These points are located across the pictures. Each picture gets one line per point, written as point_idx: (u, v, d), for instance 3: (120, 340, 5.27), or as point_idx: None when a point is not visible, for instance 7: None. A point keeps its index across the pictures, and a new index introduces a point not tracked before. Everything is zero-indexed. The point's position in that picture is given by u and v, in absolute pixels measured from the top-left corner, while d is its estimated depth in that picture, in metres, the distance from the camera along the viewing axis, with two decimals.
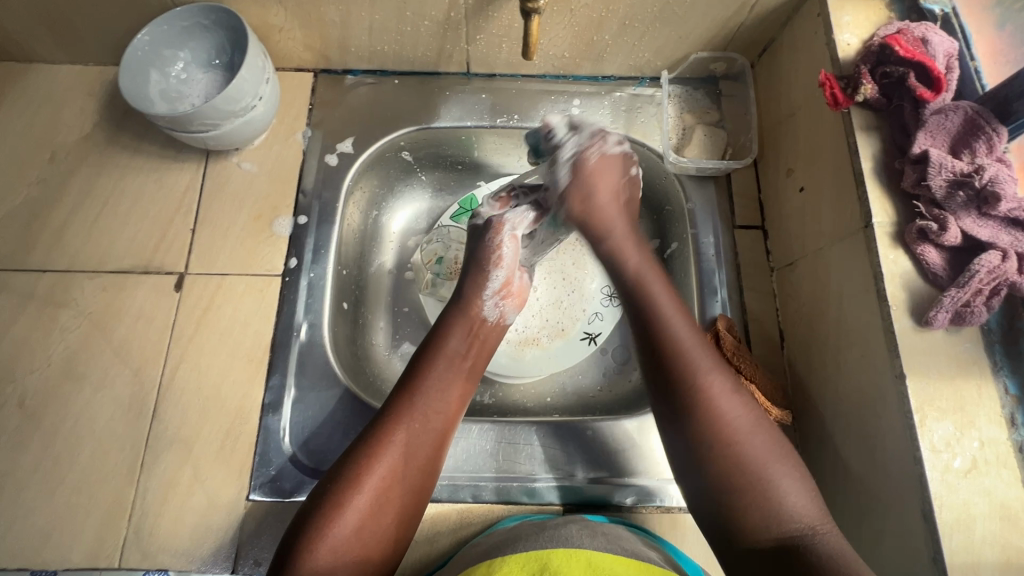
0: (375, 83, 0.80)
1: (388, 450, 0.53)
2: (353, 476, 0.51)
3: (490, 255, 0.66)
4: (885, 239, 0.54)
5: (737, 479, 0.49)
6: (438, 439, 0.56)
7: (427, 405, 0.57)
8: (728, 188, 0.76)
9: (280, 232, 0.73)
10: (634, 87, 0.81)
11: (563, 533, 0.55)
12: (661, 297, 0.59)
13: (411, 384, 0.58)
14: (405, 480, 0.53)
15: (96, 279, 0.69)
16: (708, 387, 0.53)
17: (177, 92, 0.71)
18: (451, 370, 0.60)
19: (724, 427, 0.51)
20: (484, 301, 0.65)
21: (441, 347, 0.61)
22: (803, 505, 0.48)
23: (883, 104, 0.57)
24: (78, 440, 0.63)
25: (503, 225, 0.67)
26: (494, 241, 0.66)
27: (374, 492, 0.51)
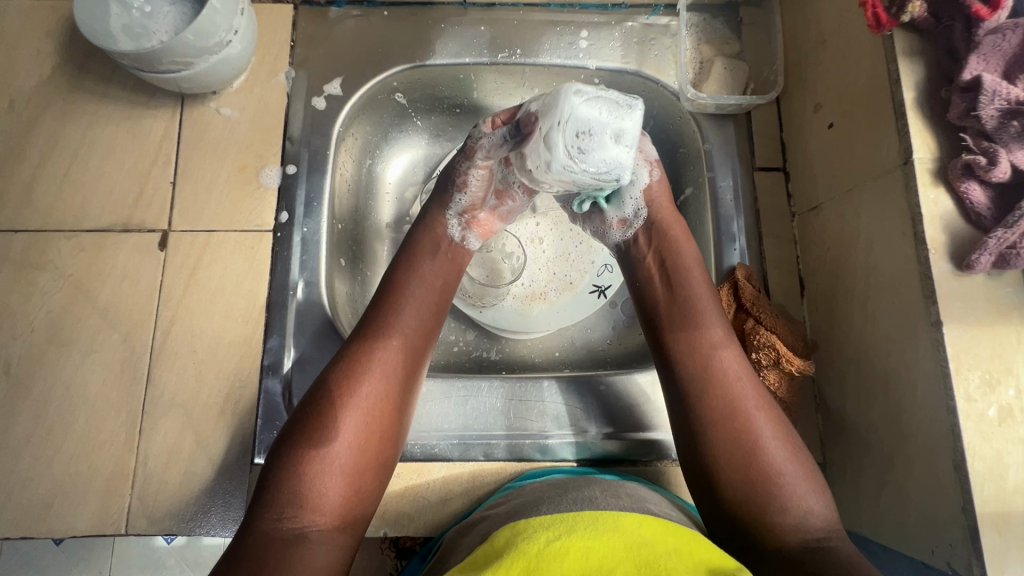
0: (362, 15, 0.72)
1: (351, 417, 0.50)
2: (314, 445, 0.49)
3: (457, 177, 0.65)
4: (925, 177, 0.50)
5: (747, 465, 0.48)
6: (401, 402, 0.54)
7: (390, 368, 0.54)
8: (748, 127, 0.71)
9: (267, 184, 0.67)
10: (647, 16, 0.74)
11: (586, 495, 0.51)
12: (688, 285, 0.58)
13: (373, 346, 0.54)
14: (372, 448, 0.51)
15: (73, 238, 0.65)
16: (727, 374, 0.52)
17: (142, 27, 0.63)
18: (409, 326, 0.57)
19: (741, 413, 0.50)
20: (448, 225, 0.65)
21: (400, 303, 0.58)
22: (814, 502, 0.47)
23: (930, 24, 0.51)
24: (71, 407, 0.61)
25: (475, 151, 0.64)
26: (463, 166, 0.65)
27: (341, 462, 0.49)
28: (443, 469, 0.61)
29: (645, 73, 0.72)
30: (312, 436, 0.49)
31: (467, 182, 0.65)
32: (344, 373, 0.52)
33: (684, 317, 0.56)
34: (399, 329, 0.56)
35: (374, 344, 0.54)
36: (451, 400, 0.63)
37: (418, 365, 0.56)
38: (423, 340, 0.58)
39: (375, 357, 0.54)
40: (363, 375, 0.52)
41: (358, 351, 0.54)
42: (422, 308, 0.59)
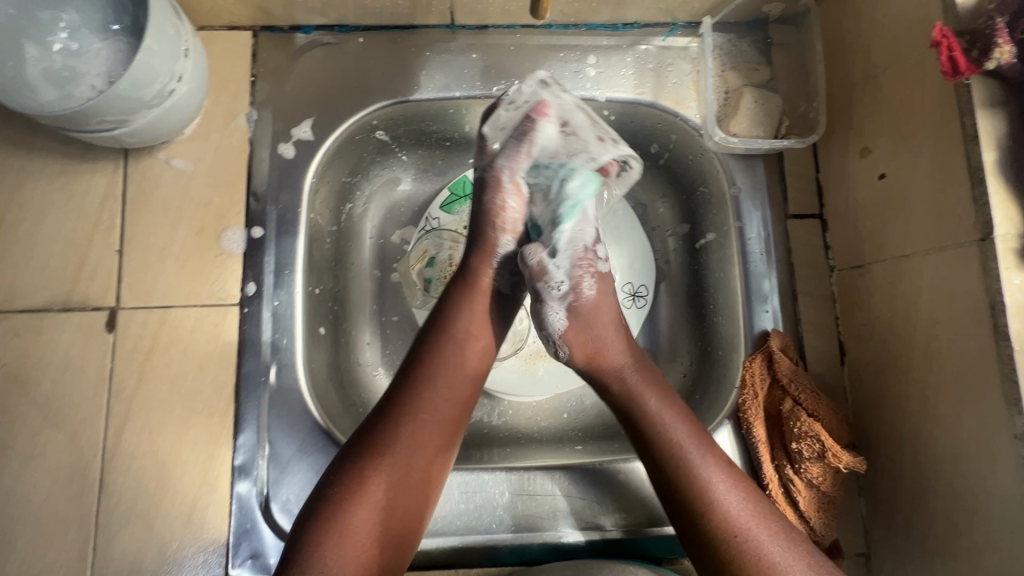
0: (333, 43, 0.62)
1: (372, 498, 0.44)
2: (332, 528, 0.43)
3: (493, 218, 0.55)
4: (1009, 259, 0.42)
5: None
6: (428, 481, 0.47)
7: (422, 442, 0.47)
8: (780, 168, 0.62)
9: (230, 249, 0.58)
10: (663, 37, 0.64)
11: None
12: (653, 399, 0.49)
13: (416, 383, 0.49)
14: (390, 536, 0.45)
15: (5, 322, 0.55)
16: (715, 511, 0.44)
17: (67, 71, 0.53)
18: (446, 392, 0.49)
19: (740, 551, 0.43)
20: (496, 274, 0.54)
21: (435, 365, 0.50)
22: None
23: (1020, 71, 0.42)
24: (12, 523, 0.53)
25: (505, 180, 0.55)
26: (495, 202, 0.55)
27: (359, 551, 0.43)
28: None
29: (662, 105, 0.63)
30: (330, 518, 0.43)
31: (508, 216, 0.55)
32: (370, 443, 0.46)
33: (656, 441, 0.47)
34: (434, 396, 0.49)
35: (405, 412, 0.47)
36: (450, 496, 0.56)
37: (452, 437, 0.49)
38: (461, 408, 0.50)
39: (404, 429, 0.47)
40: (388, 448, 0.46)
41: (386, 420, 0.47)
42: (462, 373, 0.50)
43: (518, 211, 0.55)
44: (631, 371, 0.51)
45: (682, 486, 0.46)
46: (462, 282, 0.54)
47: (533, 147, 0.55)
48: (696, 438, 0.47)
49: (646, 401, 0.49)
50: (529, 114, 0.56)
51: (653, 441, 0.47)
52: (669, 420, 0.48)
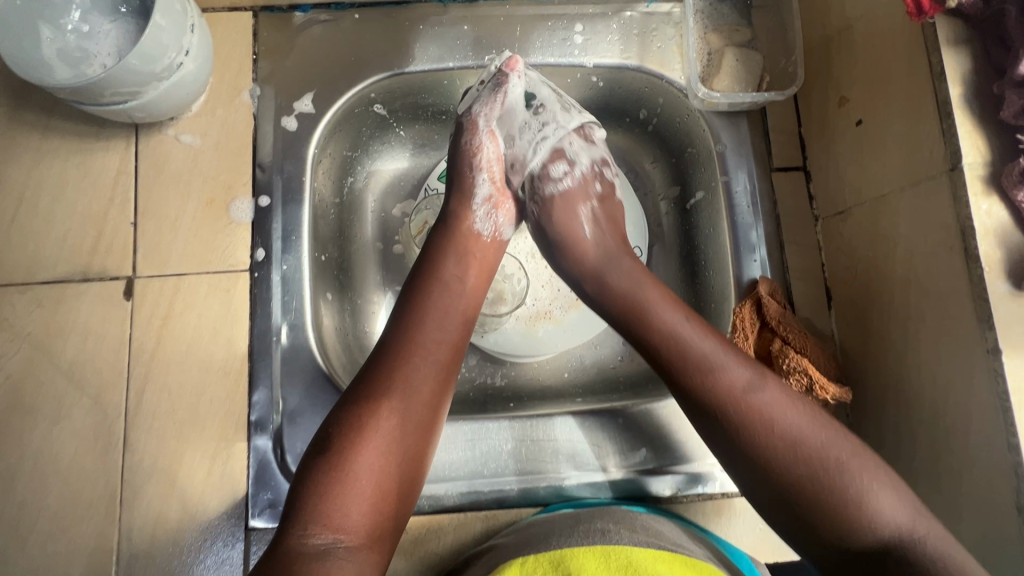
0: (330, 20, 0.65)
1: (376, 438, 0.45)
2: (338, 469, 0.44)
3: (470, 158, 0.60)
4: (977, 185, 0.44)
5: (810, 493, 0.43)
6: (428, 423, 0.48)
7: (418, 385, 0.48)
8: (763, 124, 0.65)
9: (239, 218, 0.61)
10: (647, 3, 0.66)
11: (598, 528, 0.51)
12: (685, 326, 0.50)
13: (404, 337, 0.50)
14: (396, 476, 0.46)
15: (28, 293, 0.58)
16: (753, 420, 0.45)
17: (80, 51, 0.56)
18: (435, 334, 0.51)
19: (783, 449, 0.45)
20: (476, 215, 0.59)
21: (423, 309, 0.52)
22: (892, 511, 0.42)
23: (979, 8, 0.45)
24: (43, 481, 0.55)
25: (476, 122, 0.60)
26: (472, 144, 0.60)
27: (366, 489, 0.44)
28: (453, 521, 0.57)
29: (648, 68, 0.66)
30: (334, 461, 0.44)
31: (485, 159, 0.60)
32: (366, 390, 0.47)
33: (689, 364, 0.48)
34: (424, 338, 0.51)
35: (399, 354, 0.49)
36: (458, 444, 0.59)
37: (446, 377, 0.51)
38: (452, 349, 0.52)
39: (400, 372, 0.48)
40: (386, 391, 0.47)
41: (381, 365, 0.49)
42: (450, 317, 0.53)
43: (494, 153, 0.60)
44: (657, 304, 0.52)
45: (722, 400, 0.47)
46: (448, 226, 0.58)
47: (505, 98, 0.60)
48: (731, 358, 0.48)
49: (673, 325, 0.50)
50: (500, 70, 0.60)
51: (688, 365, 0.48)
52: (700, 344, 0.49)
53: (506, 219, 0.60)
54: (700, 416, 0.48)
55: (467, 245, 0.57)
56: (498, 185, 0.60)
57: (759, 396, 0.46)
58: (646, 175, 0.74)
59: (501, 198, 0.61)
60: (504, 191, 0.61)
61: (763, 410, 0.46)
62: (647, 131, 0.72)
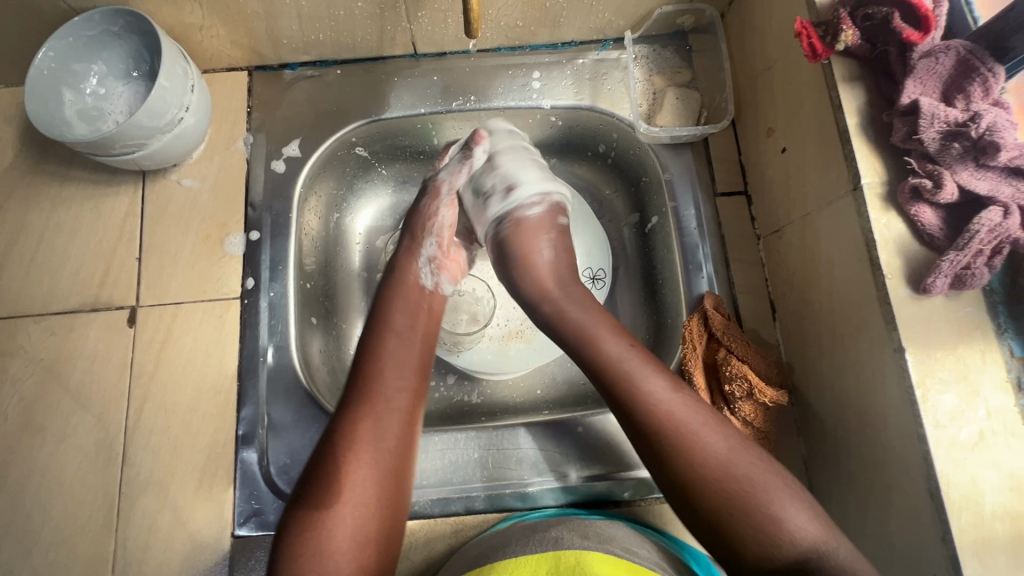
0: (316, 76, 0.73)
1: (348, 497, 0.48)
2: (315, 532, 0.47)
3: (427, 221, 0.66)
4: (875, 202, 0.50)
5: (734, 512, 0.47)
6: (397, 475, 0.52)
7: (387, 432, 0.52)
8: (706, 154, 0.71)
9: (233, 251, 0.68)
10: (597, 52, 0.74)
11: (552, 536, 0.52)
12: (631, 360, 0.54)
13: (365, 384, 0.54)
14: (373, 530, 0.49)
15: (43, 322, 0.65)
16: (694, 452, 0.49)
17: (97, 110, 0.65)
18: (394, 383, 0.55)
19: (711, 472, 0.48)
20: (421, 272, 0.63)
21: (378, 361, 0.56)
22: (803, 527, 0.46)
23: (866, 50, 0.52)
24: (48, 494, 0.60)
25: (440, 188, 0.67)
26: (432, 208, 0.66)
27: (345, 548, 0.47)
28: (424, 526, 0.61)
29: (600, 108, 0.73)
30: (311, 527, 0.47)
31: (439, 222, 0.66)
32: (333, 452, 0.50)
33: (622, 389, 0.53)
34: (382, 391, 0.54)
35: (361, 410, 0.52)
36: (428, 454, 0.63)
37: (409, 424, 0.54)
38: (412, 396, 0.55)
39: (367, 421, 0.52)
40: (352, 450, 0.50)
41: (344, 423, 0.52)
42: (405, 365, 0.56)
43: (449, 221, 0.67)
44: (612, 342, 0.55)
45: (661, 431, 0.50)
46: (396, 282, 0.62)
47: (471, 168, 0.67)
48: (675, 394, 0.52)
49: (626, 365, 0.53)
50: (468, 145, 0.67)
51: (631, 399, 0.52)
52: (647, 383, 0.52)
53: (449, 277, 0.66)
54: (640, 435, 0.52)
55: (419, 296, 0.62)
56: (445, 245, 0.66)
57: (694, 426, 0.50)
58: (608, 203, 0.80)
59: (445, 258, 0.66)
60: (448, 252, 0.67)
61: (698, 437, 0.50)
62: (608, 163, 0.79)
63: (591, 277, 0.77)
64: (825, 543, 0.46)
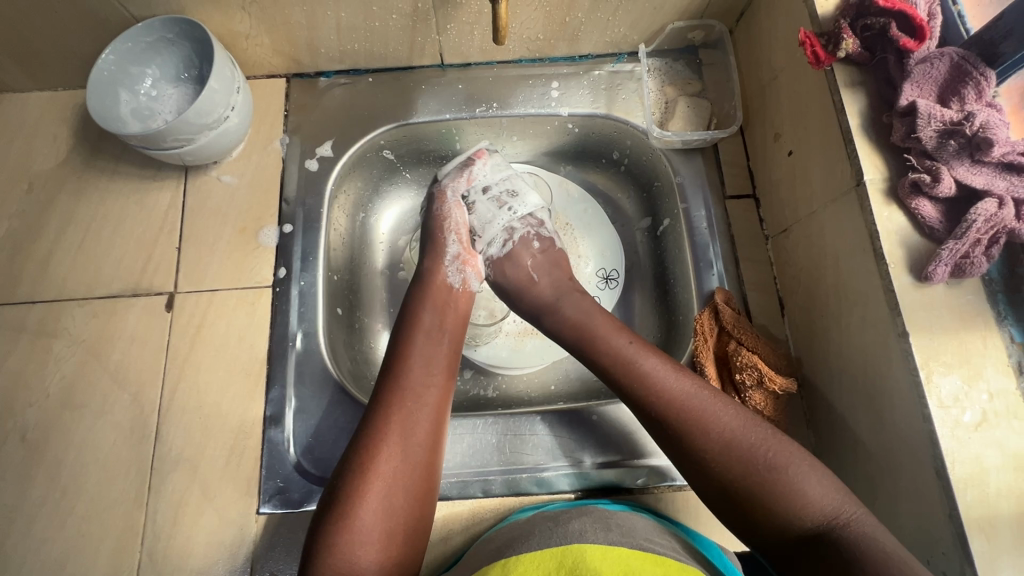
0: (349, 83, 0.79)
1: (381, 479, 0.50)
2: (345, 518, 0.48)
3: (442, 223, 0.68)
4: (878, 196, 0.53)
5: (755, 487, 0.48)
6: (426, 466, 0.53)
7: (416, 421, 0.54)
8: (716, 158, 0.75)
9: (266, 242, 0.72)
10: (612, 64, 0.79)
11: (576, 528, 0.50)
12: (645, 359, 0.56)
13: (397, 376, 0.56)
14: (400, 519, 0.50)
15: (86, 305, 0.69)
16: (714, 436, 0.51)
17: (149, 109, 0.70)
18: (425, 378, 0.57)
19: (730, 452, 0.50)
20: (448, 270, 0.66)
21: (410, 357, 0.58)
22: (823, 494, 0.47)
23: (866, 58, 0.56)
24: (83, 468, 0.63)
25: (444, 193, 0.70)
26: (442, 210, 0.69)
27: (373, 535, 0.48)
28: (442, 508, 0.62)
29: (615, 115, 0.77)
30: (342, 513, 0.49)
31: (453, 223, 0.68)
32: (364, 442, 0.52)
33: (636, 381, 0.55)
34: (413, 386, 0.56)
35: (394, 399, 0.55)
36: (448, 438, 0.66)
37: (440, 417, 0.56)
38: (441, 390, 0.57)
39: (397, 412, 0.54)
40: (382, 440, 0.52)
41: (376, 414, 0.54)
42: (434, 363, 0.58)
43: (460, 220, 0.69)
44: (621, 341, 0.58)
45: (676, 419, 0.52)
46: (423, 283, 0.65)
47: (472, 174, 0.71)
48: (686, 383, 0.54)
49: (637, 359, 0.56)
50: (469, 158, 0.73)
51: (643, 392, 0.54)
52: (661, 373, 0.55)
53: (473, 272, 0.67)
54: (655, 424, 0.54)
55: (446, 299, 0.64)
56: (464, 241, 0.68)
57: (708, 408, 0.52)
58: (621, 207, 0.83)
59: (468, 256, 0.68)
60: (470, 250, 0.69)
61: (712, 416, 0.52)
62: (621, 169, 0.83)
63: (604, 278, 0.80)
64: (846, 506, 0.46)
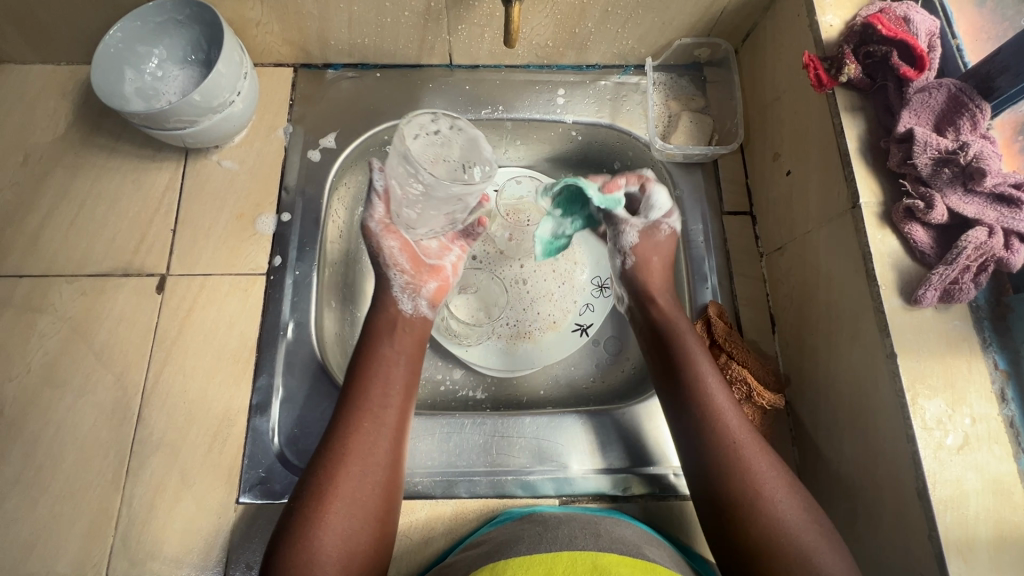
0: (356, 77, 0.79)
1: (337, 507, 0.50)
2: (303, 537, 0.48)
3: (379, 259, 0.65)
4: (873, 219, 0.54)
5: (775, 543, 0.49)
6: (387, 498, 0.53)
7: (375, 453, 0.53)
8: (715, 174, 0.75)
9: (263, 230, 0.71)
10: (619, 75, 0.80)
11: (564, 535, 0.50)
12: (713, 385, 0.57)
13: (356, 399, 0.56)
14: (360, 548, 0.50)
15: (75, 283, 0.68)
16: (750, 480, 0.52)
17: (153, 90, 0.70)
18: (385, 403, 0.56)
19: (761, 512, 0.50)
20: (398, 298, 0.64)
21: (370, 379, 0.57)
22: (836, 568, 0.47)
23: (867, 84, 0.57)
24: (60, 447, 0.62)
25: (373, 228, 0.65)
26: (376, 247, 0.65)
27: (332, 559, 0.48)
28: (426, 507, 0.62)
29: (619, 126, 0.78)
30: (300, 533, 0.48)
31: (389, 251, 0.65)
32: (324, 468, 0.52)
33: (703, 412, 0.56)
34: (371, 410, 0.55)
35: (351, 422, 0.54)
36: (435, 436, 0.65)
37: (397, 442, 0.56)
38: (401, 411, 0.57)
39: (364, 446, 0.53)
40: (343, 462, 0.52)
41: (336, 437, 0.54)
42: (393, 386, 0.58)
43: (397, 247, 0.65)
44: (700, 355, 0.59)
45: (719, 452, 0.53)
46: (371, 318, 0.63)
47: (383, 196, 0.66)
48: (750, 430, 0.55)
49: (701, 370, 0.58)
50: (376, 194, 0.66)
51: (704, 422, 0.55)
52: (717, 396, 0.56)
53: (425, 295, 0.65)
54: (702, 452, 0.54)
55: (398, 323, 0.63)
56: (411, 270, 0.65)
57: (754, 457, 0.53)
58: None
59: (419, 279, 0.65)
60: (417, 270, 0.66)
61: (758, 470, 0.52)
62: None
63: (599, 286, 0.81)
64: None
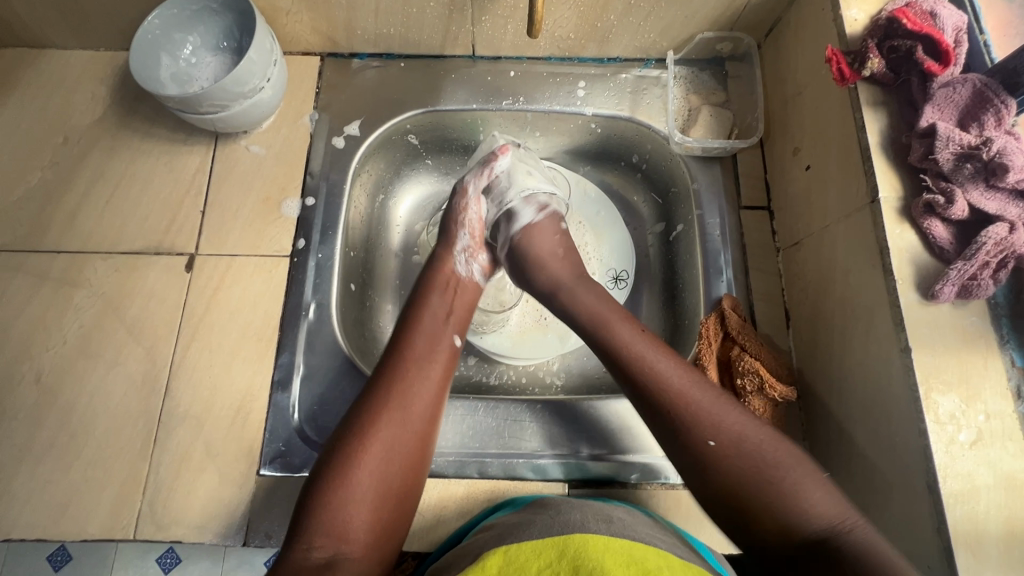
0: (381, 66, 0.80)
1: (374, 451, 0.51)
2: (341, 475, 0.50)
3: (457, 217, 0.70)
4: (891, 214, 0.54)
5: (752, 491, 0.48)
6: (422, 438, 0.54)
7: (414, 397, 0.55)
8: (734, 168, 0.76)
9: (288, 213, 0.73)
10: (639, 69, 0.80)
11: (575, 519, 0.51)
12: (638, 343, 0.57)
13: (400, 344, 0.58)
14: (394, 485, 0.51)
15: (110, 260, 0.71)
16: (708, 439, 0.50)
17: (187, 75, 0.73)
18: (430, 355, 0.58)
19: (729, 460, 0.49)
20: (457, 258, 0.68)
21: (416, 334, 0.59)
22: (824, 506, 0.46)
23: (890, 79, 0.57)
24: (93, 415, 0.65)
25: (467, 189, 0.71)
26: (460, 204, 0.71)
27: (365, 498, 0.49)
28: (438, 486, 0.63)
29: (638, 119, 0.78)
30: (337, 472, 0.50)
31: (469, 219, 0.70)
32: (366, 410, 0.53)
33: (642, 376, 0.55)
34: (413, 363, 0.57)
35: (399, 369, 0.56)
36: (450, 418, 0.67)
37: (439, 392, 0.57)
38: (444, 368, 0.58)
39: (399, 386, 0.55)
40: (387, 406, 0.53)
41: (381, 386, 0.55)
42: (439, 342, 0.60)
43: (478, 215, 0.71)
44: (633, 331, 0.58)
45: (673, 407, 0.53)
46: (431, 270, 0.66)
47: (494, 170, 0.72)
48: (688, 377, 0.54)
49: (646, 355, 0.56)
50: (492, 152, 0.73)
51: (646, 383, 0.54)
52: (655, 359, 0.55)
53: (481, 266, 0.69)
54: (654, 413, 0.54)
55: (453, 283, 0.66)
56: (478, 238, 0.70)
57: (701, 404, 0.52)
58: (635, 210, 0.85)
59: (478, 248, 0.70)
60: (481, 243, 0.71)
61: (714, 419, 0.51)
62: (639, 173, 0.84)
63: (614, 278, 0.81)
64: (844, 522, 0.45)
